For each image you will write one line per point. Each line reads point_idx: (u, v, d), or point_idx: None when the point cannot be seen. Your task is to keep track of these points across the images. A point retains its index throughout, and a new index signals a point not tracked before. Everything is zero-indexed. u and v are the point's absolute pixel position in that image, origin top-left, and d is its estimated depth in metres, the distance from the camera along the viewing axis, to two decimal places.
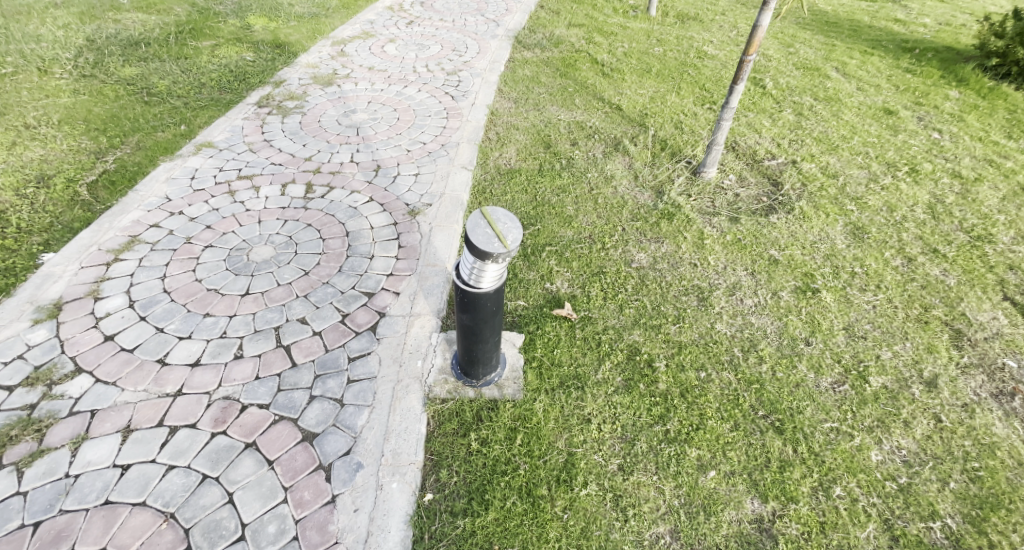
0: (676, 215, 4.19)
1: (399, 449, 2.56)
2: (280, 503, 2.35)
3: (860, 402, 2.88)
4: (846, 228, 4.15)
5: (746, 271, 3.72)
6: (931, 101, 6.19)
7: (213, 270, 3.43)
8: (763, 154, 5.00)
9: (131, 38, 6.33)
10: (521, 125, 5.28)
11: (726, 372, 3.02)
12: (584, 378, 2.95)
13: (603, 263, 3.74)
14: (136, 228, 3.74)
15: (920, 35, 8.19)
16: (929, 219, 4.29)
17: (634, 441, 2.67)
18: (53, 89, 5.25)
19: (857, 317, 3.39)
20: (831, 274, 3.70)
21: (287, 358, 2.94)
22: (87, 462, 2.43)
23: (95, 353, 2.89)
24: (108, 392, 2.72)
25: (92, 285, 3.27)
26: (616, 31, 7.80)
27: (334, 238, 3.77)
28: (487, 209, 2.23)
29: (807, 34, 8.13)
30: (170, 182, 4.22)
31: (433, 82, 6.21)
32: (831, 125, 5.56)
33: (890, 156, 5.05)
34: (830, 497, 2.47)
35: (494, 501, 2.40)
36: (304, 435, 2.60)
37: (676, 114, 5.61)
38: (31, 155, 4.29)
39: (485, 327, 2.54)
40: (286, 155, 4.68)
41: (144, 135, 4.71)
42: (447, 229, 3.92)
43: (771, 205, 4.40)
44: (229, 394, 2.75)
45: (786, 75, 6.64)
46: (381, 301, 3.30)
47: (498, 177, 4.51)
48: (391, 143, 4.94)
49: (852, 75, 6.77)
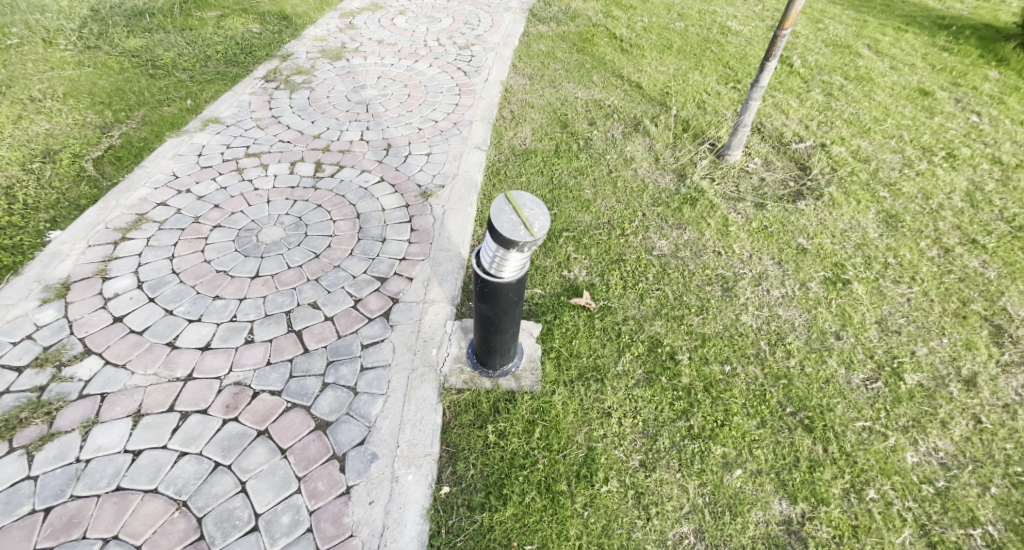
0: (699, 200, 4.03)
1: (414, 440, 2.48)
2: (295, 493, 2.28)
3: (895, 400, 2.77)
4: (878, 216, 3.98)
5: (772, 260, 3.57)
6: (969, 82, 5.89)
7: (222, 251, 3.33)
8: (790, 137, 4.78)
9: (135, 8, 6.14)
10: (536, 103, 5.08)
11: (752, 366, 2.90)
12: (603, 370, 2.85)
13: (622, 250, 3.60)
14: (144, 206, 3.63)
15: (957, 12, 7.79)
16: (967, 207, 4.10)
17: (657, 437, 2.57)
18: (56, 60, 5.11)
19: (890, 311, 3.25)
20: (863, 265, 3.55)
21: (299, 343, 2.85)
22: (98, 446, 2.38)
23: (104, 335, 2.82)
24: (118, 375, 2.65)
25: (100, 264, 3.19)
26: (635, 5, 7.48)
27: (345, 220, 3.65)
28: (513, 193, 2.08)
29: (837, 9, 7.77)
30: (176, 158, 4.10)
31: (445, 57, 5.98)
32: (863, 106, 5.31)
33: (925, 140, 4.82)
34: (864, 500, 2.38)
35: (513, 496, 2.32)
36: (318, 424, 2.53)
37: (699, 93, 5.37)
38: (36, 129, 4.17)
39: (505, 317, 2.42)
40: (295, 132, 4.53)
41: (150, 109, 4.57)
42: (460, 212, 3.78)
43: (799, 190, 4.22)
44: (241, 380, 2.67)
45: (815, 53, 6.35)
46: (395, 287, 3.20)
47: (512, 158, 4.34)
48: (402, 120, 4.77)
49: (884, 53, 6.46)
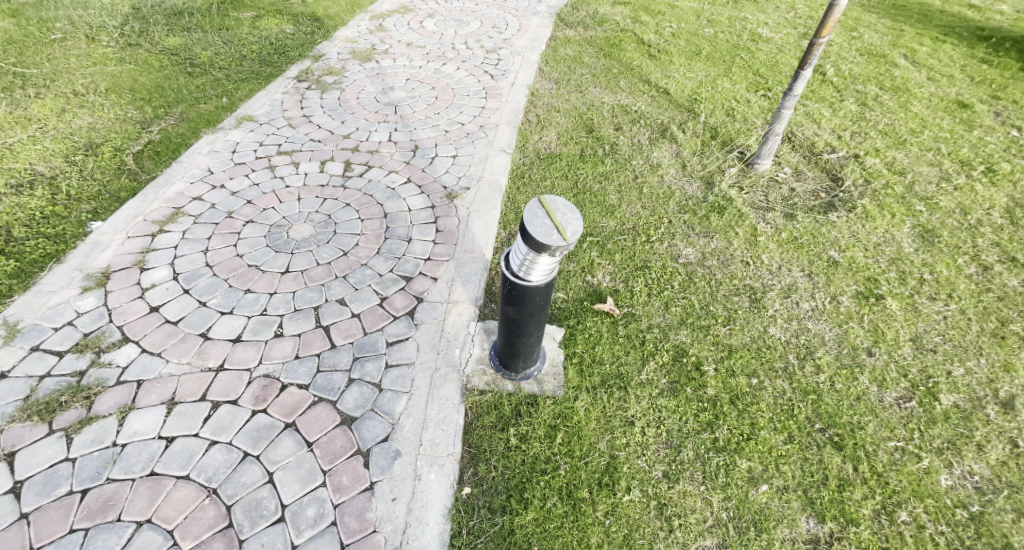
0: (727, 209, 3.98)
1: (437, 439, 2.49)
2: (320, 486, 2.31)
3: (929, 421, 2.73)
4: (913, 230, 3.91)
5: (802, 272, 3.53)
6: (1011, 95, 5.72)
7: (254, 246, 3.40)
8: (822, 147, 4.69)
9: (175, 7, 6.32)
10: (563, 107, 5.08)
11: (780, 380, 2.87)
12: (627, 377, 2.83)
13: (647, 257, 3.58)
14: (180, 200, 3.73)
15: (999, 22, 7.57)
16: (1008, 224, 3.99)
17: (680, 448, 2.55)
18: (99, 57, 5.28)
19: (925, 328, 3.20)
20: (897, 280, 3.49)
21: (326, 339, 2.89)
22: (133, 432, 2.44)
23: (141, 323, 2.90)
24: (153, 363, 2.72)
25: (139, 255, 3.28)
26: (663, 11, 7.43)
27: (373, 219, 3.69)
28: (546, 197, 2.09)
29: (872, 17, 7.61)
30: (212, 154, 4.20)
31: (473, 60, 6.03)
32: (898, 117, 5.19)
33: (964, 153, 4.70)
34: (895, 523, 2.35)
35: (534, 500, 2.32)
36: (343, 419, 2.56)
37: (728, 101, 5.31)
38: (80, 123, 4.32)
39: (531, 321, 2.42)
40: (325, 131, 4.61)
41: (187, 106, 4.69)
42: (486, 214, 3.79)
43: (831, 201, 4.15)
44: (270, 373, 2.72)
45: (849, 62, 6.23)
46: (420, 286, 3.22)
47: (538, 162, 4.34)
48: (429, 122, 4.82)
49: (922, 63, 6.30)
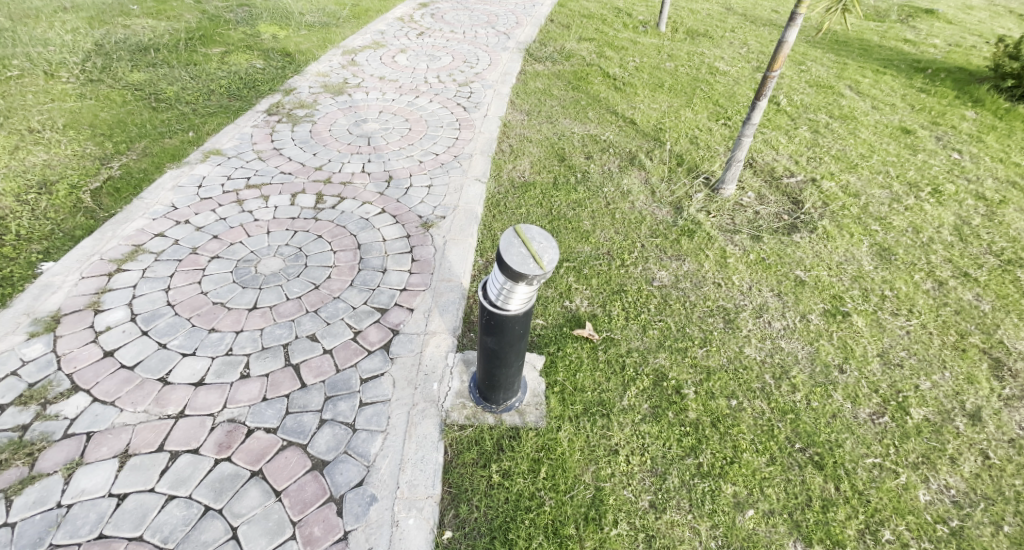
0: (697, 232, 4.07)
1: (415, 481, 2.39)
2: (289, 539, 2.17)
3: (903, 435, 2.86)
4: (871, 249, 4.11)
5: (772, 292, 3.65)
6: (948, 121, 6.13)
7: (220, 283, 3.27)
8: (782, 172, 4.90)
9: (140, 43, 6.23)
10: (534, 137, 5.17)
11: (758, 401, 2.94)
12: (609, 404, 2.81)
13: (623, 281, 3.61)
14: (141, 237, 3.58)
15: (932, 56, 8.16)
16: (957, 241, 4.26)
17: (665, 475, 2.55)
18: (58, 93, 5.13)
19: (891, 343, 3.37)
20: (860, 297, 3.67)
21: (296, 378, 2.77)
22: (81, 490, 2.26)
23: (94, 370, 2.72)
24: (105, 412, 2.54)
25: (93, 296, 3.11)
26: (626, 46, 7.74)
27: (345, 251, 3.62)
28: (521, 226, 2.08)
29: (819, 52, 8.12)
30: (176, 189, 4.07)
31: (445, 93, 6.11)
32: (849, 143, 5.49)
33: (911, 176, 4.99)
34: (880, 541, 2.42)
35: (519, 540, 2.24)
36: (314, 463, 2.43)
37: (692, 129, 5.51)
38: (34, 160, 4.14)
39: (511, 351, 2.37)
40: (296, 164, 4.54)
41: (151, 141, 4.57)
42: (461, 242, 3.77)
43: (793, 223, 4.32)
44: (235, 417, 2.58)
45: (800, 93, 6.59)
46: (395, 318, 3.14)
47: (511, 191, 4.37)
48: (403, 153, 4.81)
49: (866, 93, 6.72)
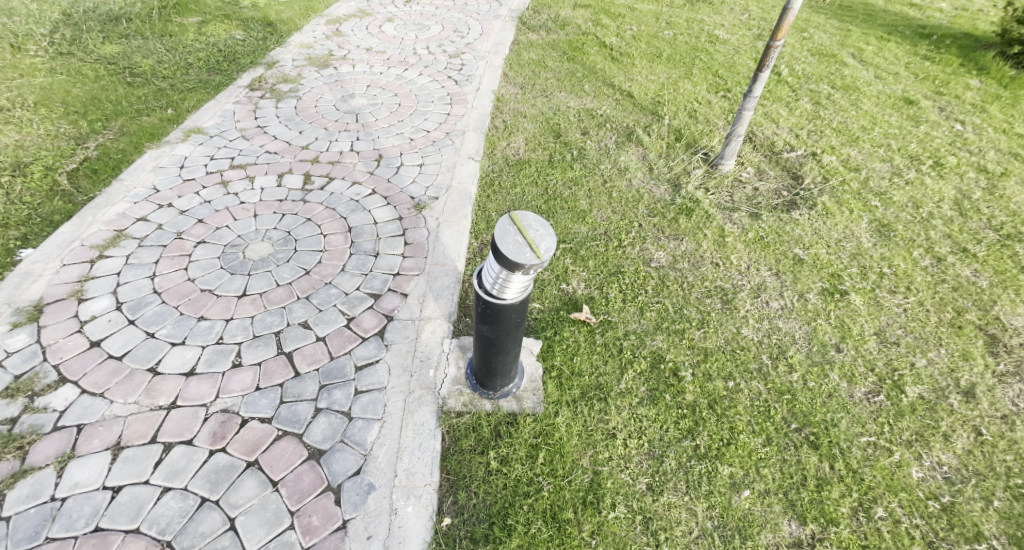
0: (695, 211, 4.00)
1: (413, 469, 2.39)
2: (287, 529, 2.17)
3: (897, 414, 2.88)
4: (871, 225, 4.07)
5: (770, 271, 3.62)
6: (952, 91, 6.00)
7: (207, 269, 3.20)
8: (782, 146, 4.80)
9: (111, 13, 5.95)
10: (529, 112, 5.02)
11: (755, 382, 2.94)
12: (606, 388, 2.81)
13: (620, 262, 3.56)
14: (123, 222, 3.49)
15: (937, 21, 7.95)
16: (956, 216, 4.21)
17: (663, 458, 2.56)
18: (27, 68, 4.91)
19: (888, 322, 3.37)
20: (859, 275, 3.65)
21: (290, 366, 2.73)
22: (74, 483, 2.24)
23: (81, 361, 2.68)
24: (95, 404, 2.51)
25: (76, 284, 3.04)
26: (623, 13, 7.48)
27: (335, 234, 3.54)
28: (517, 213, 2.01)
29: (821, 18, 7.88)
30: (157, 171, 3.95)
31: (435, 65, 5.90)
32: (851, 115, 5.37)
33: (913, 148, 4.90)
34: (873, 519, 2.45)
35: (518, 526, 2.26)
36: (310, 453, 2.42)
37: (690, 102, 5.37)
38: (5, 141, 3.99)
39: (507, 339, 2.33)
40: (282, 143, 4.40)
41: (128, 119, 4.41)
42: (455, 224, 3.69)
43: (793, 199, 4.26)
44: (228, 407, 2.55)
45: (801, 62, 6.42)
46: (388, 304, 3.09)
47: (506, 169, 4.27)
48: (393, 130, 4.67)
49: (869, 62, 6.55)
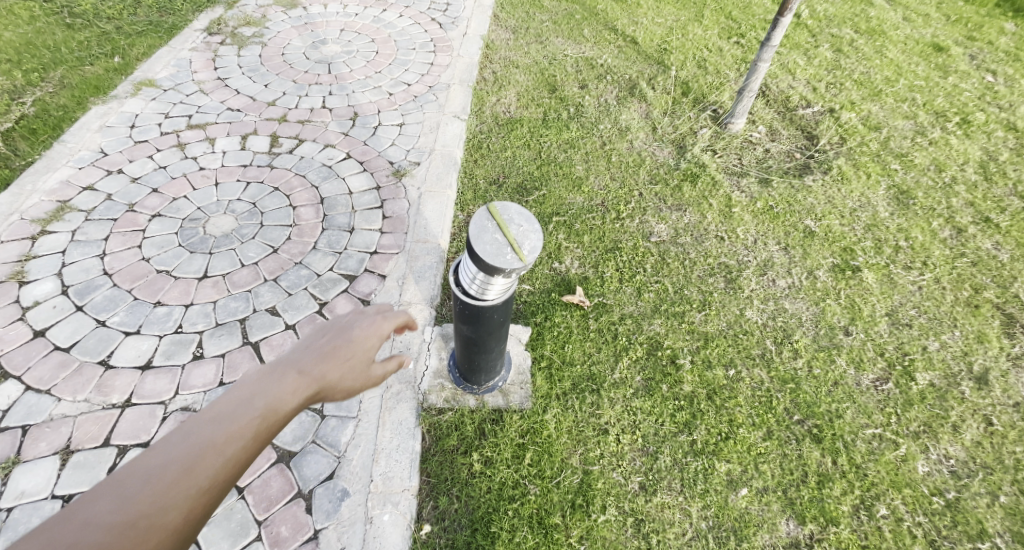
0: (701, 177, 3.68)
1: (390, 473, 2.23)
2: (254, 541, 2.03)
3: (906, 403, 2.71)
4: (888, 191, 3.77)
5: (778, 245, 3.36)
6: (985, 36, 5.49)
7: (163, 247, 2.92)
8: (797, 101, 4.40)
9: None
10: (521, 61, 4.56)
11: (758, 370, 2.75)
12: (599, 379, 2.62)
13: (618, 236, 3.29)
14: (67, 191, 3.16)
15: None
16: (981, 180, 3.90)
17: (657, 455, 2.41)
18: None
19: (902, 301, 3.15)
20: (873, 250, 3.39)
21: (256, 359, 2.52)
22: (20, 492, 2.07)
23: (24, 353, 2.46)
24: (41, 403, 2.31)
25: (16, 264, 2.77)
26: None
27: (306, 206, 3.23)
28: (496, 205, 1.72)
29: None
30: (104, 131, 3.57)
31: (418, 5, 5.33)
32: (874, 65, 4.91)
33: (939, 103, 4.50)
34: (874, 517, 2.33)
35: (501, 533, 2.12)
36: (279, 456, 2.25)
37: (700, 50, 4.88)
38: None
39: (491, 338, 2.11)
40: (246, 98, 3.98)
41: (69, 69, 3.95)
42: (439, 194, 3.37)
43: (805, 162, 3.92)
44: (188, 405, 2.36)
45: (823, 2, 5.84)
46: (364, 287, 2.85)
47: (495, 129, 3.89)
48: (370, 83, 4.24)
49: (897, 2, 5.96)
